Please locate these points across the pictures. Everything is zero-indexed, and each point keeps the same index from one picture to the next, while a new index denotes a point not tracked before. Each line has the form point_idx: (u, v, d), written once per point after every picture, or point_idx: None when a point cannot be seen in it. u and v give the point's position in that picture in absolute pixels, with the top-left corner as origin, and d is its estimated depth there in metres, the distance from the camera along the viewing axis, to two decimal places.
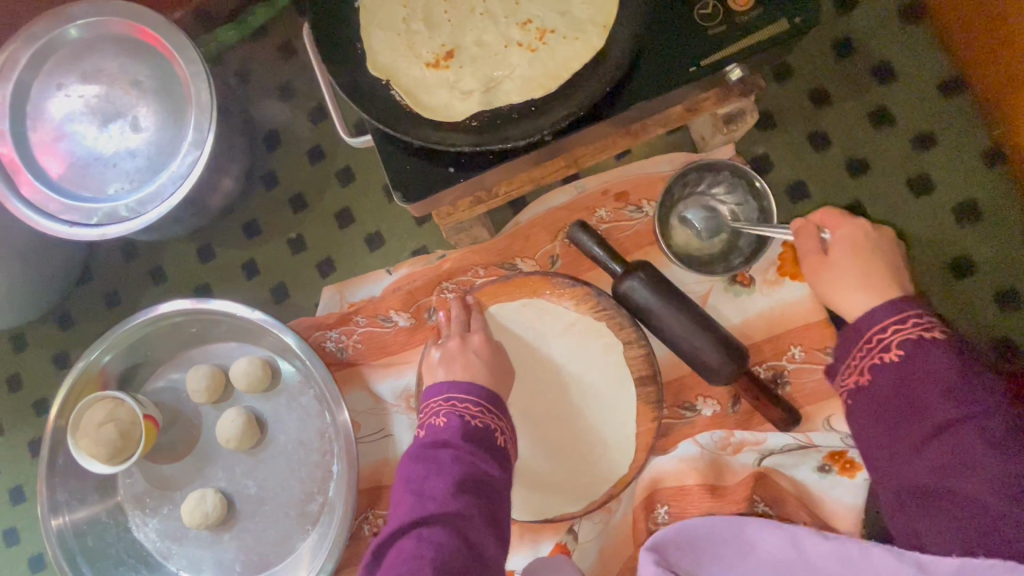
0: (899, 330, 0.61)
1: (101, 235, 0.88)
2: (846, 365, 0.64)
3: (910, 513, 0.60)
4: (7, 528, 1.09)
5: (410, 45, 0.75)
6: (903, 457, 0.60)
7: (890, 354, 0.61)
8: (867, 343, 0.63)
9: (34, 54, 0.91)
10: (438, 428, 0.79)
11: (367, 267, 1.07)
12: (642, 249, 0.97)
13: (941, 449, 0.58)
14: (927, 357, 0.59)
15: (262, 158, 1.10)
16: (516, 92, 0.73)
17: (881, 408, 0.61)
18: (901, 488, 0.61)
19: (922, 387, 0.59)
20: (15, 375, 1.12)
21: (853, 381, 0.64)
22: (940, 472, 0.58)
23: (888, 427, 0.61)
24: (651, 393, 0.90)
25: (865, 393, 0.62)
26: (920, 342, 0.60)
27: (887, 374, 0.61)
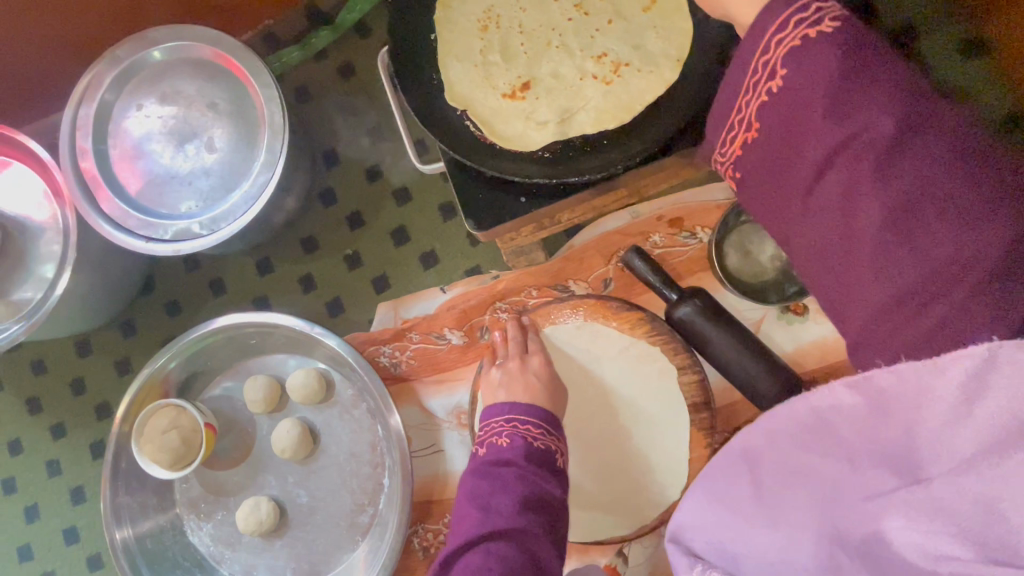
0: (779, 43, 0.48)
1: (176, 250, 0.91)
2: (734, 113, 0.54)
3: (821, 279, 0.52)
4: (68, 527, 1.13)
5: (486, 77, 0.79)
6: (801, 211, 0.51)
7: (772, 85, 0.49)
8: (753, 75, 0.50)
9: (117, 75, 0.96)
10: (501, 448, 0.82)
11: (421, 284, 1.10)
12: (696, 274, 0.97)
13: (831, 190, 0.47)
14: (808, 75, 0.47)
15: (322, 175, 1.14)
16: (589, 123, 0.76)
17: (768, 161, 0.52)
18: (807, 250, 0.52)
19: (810, 117, 0.47)
20: (79, 379, 1.16)
21: (738, 143, 0.55)
22: (838, 216, 0.48)
23: (785, 182, 0.52)
24: (705, 420, 0.91)
25: (754, 142, 0.53)
26: (809, 50, 0.46)
27: (771, 112, 0.50)
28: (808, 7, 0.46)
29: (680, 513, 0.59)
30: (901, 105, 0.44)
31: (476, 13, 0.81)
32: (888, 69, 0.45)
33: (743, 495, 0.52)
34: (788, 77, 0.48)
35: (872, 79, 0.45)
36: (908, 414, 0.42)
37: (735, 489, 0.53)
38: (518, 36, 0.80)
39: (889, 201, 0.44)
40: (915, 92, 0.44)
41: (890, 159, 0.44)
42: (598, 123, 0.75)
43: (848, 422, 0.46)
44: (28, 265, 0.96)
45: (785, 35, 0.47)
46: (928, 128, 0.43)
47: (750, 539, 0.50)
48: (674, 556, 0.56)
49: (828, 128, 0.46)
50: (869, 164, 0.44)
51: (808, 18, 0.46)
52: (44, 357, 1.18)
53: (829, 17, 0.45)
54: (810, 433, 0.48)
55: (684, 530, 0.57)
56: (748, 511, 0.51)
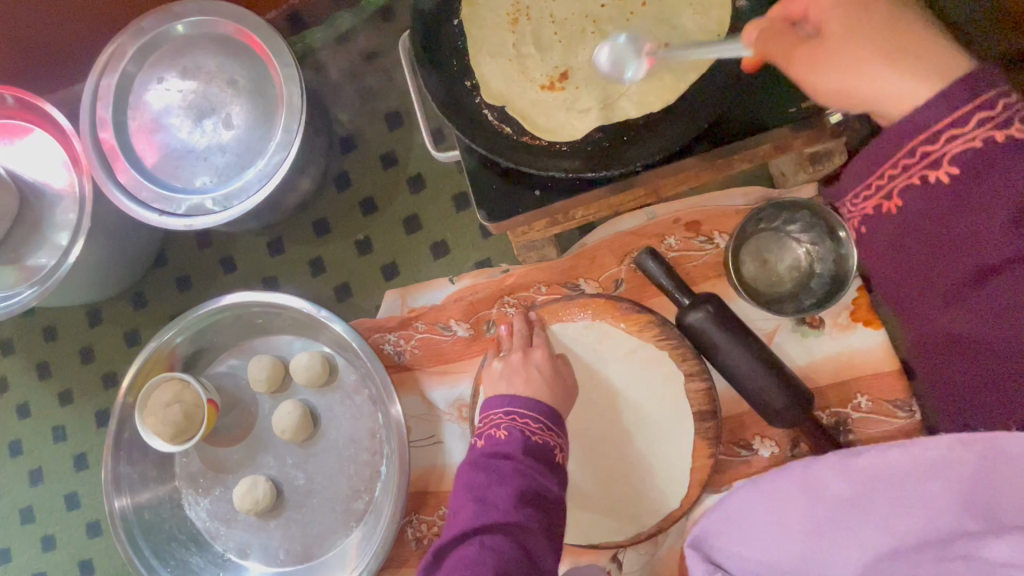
0: (960, 141, 0.47)
1: (187, 225, 0.91)
2: (869, 186, 0.53)
3: (941, 347, 0.59)
4: (70, 492, 1.14)
5: (522, 69, 0.78)
6: (937, 295, 0.54)
7: (937, 176, 0.50)
8: (915, 159, 0.50)
9: (140, 47, 0.96)
10: (498, 441, 0.80)
11: (431, 275, 1.09)
12: (709, 281, 0.95)
13: (995, 290, 0.51)
14: (983, 181, 0.48)
15: (338, 159, 1.14)
16: (634, 108, 0.74)
17: (908, 241, 0.53)
18: (937, 325, 0.57)
19: (974, 217, 0.49)
20: (88, 348, 1.18)
21: (871, 206, 0.54)
22: (992, 309, 0.52)
23: (924, 266, 0.53)
24: (710, 429, 0.89)
25: (893, 221, 0.54)
26: (988, 159, 0.47)
27: (928, 200, 0.51)
28: (992, 106, 0.46)
29: (702, 522, 0.74)
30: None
31: (505, 6, 0.80)
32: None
33: (788, 503, 0.70)
34: (960, 172, 0.49)
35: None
36: (1008, 476, 0.56)
37: (773, 507, 0.70)
38: (550, 24, 0.79)
39: None
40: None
41: None
42: (622, 116, 0.74)
43: (930, 477, 0.62)
44: (44, 232, 0.97)
45: (962, 131, 0.47)
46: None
47: (760, 551, 0.68)
48: (693, 559, 0.70)
49: (1005, 237, 0.49)
50: None
51: (992, 120, 0.46)
52: (56, 324, 1.19)
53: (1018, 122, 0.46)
54: (880, 486, 0.66)
55: (706, 537, 0.73)
56: (788, 520, 0.69)
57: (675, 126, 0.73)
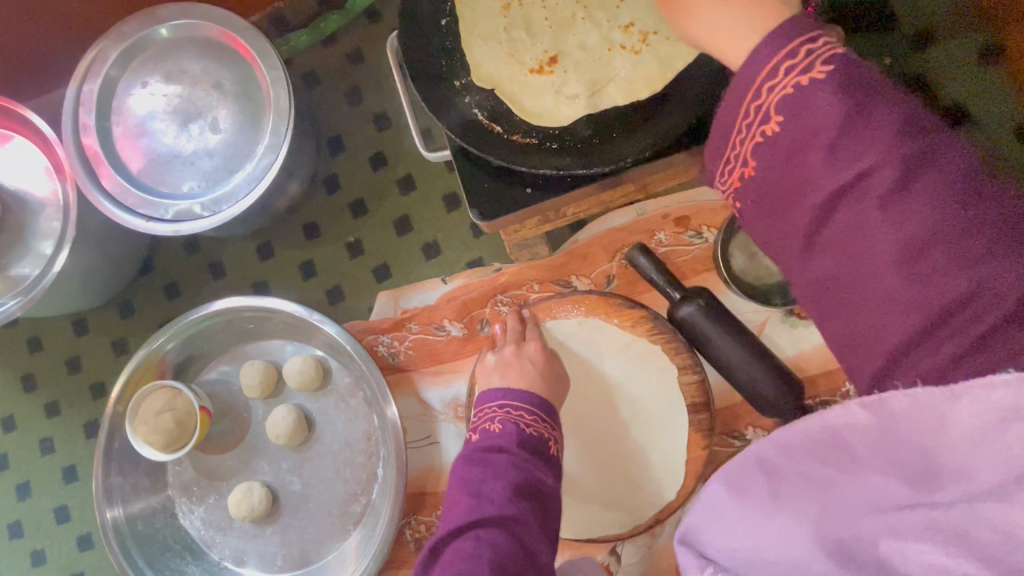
0: (776, 88, 0.45)
1: (176, 231, 0.90)
2: (727, 162, 0.52)
3: (831, 302, 0.48)
4: (59, 505, 1.12)
5: (512, 53, 0.79)
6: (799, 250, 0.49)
7: (771, 125, 0.47)
8: (747, 121, 0.48)
9: (122, 52, 0.95)
10: (493, 434, 0.81)
11: (423, 275, 1.09)
12: (699, 275, 0.97)
13: (831, 231, 0.46)
14: (808, 115, 0.44)
15: (326, 161, 1.13)
16: (621, 95, 0.75)
17: (766, 202, 0.50)
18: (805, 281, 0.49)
19: (806, 160, 0.45)
20: (75, 358, 1.16)
21: (735, 177, 0.52)
22: (839, 255, 0.46)
23: (782, 215, 0.49)
24: (704, 421, 0.90)
25: (749, 183, 0.51)
26: (806, 96, 0.44)
27: (768, 152, 0.48)
28: (797, 53, 0.44)
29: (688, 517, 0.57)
30: (903, 143, 0.42)
31: None
32: (884, 105, 0.43)
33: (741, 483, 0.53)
34: (785, 120, 0.46)
35: (875, 116, 0.42)
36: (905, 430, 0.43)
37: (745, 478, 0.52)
38: (541, 10, 0.80)
39: (883, 244, 0.43)
40: (918, 122, 0.42)
41: (878, 211, 0.42)
42: (609, 103, 0.75)
43: (860, 437, 0.45)
44: (27, 241, 0.95)
45: (777, 81, 0.45)
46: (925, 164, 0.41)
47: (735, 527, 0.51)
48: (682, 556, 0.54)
49: (830, 172, 0.44)
50: (872, 200, 0.42)
51: (797, 64, 0.44)
52: (41, 335, 1.17)
53: (822, 61, 0.43)
54: (842, 442, 0.46)
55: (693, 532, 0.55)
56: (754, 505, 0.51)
57: (663, 121, 0.74)
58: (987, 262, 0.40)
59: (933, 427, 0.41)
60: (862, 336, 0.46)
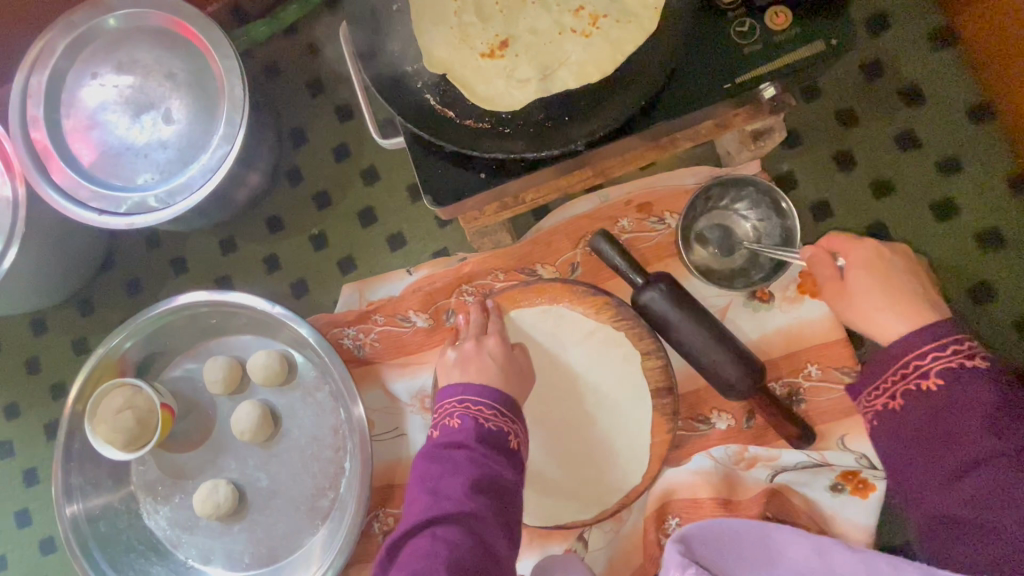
0: (938, 357, 0.63)
1: (129, 225, 0.89)
2: (871, 390, 0.68)
3: (942, 537, 0.61)
4: (20, 509, 1.10)
5: (463, 37, 0.78)
6: (932, 486, 0.62)
7: (925, 381, 0.64)
8: (900, 369, 0.65)
9: (70, 42, 0.92)
10: (452, 430, 0.80)
11: (388, 267, 1.08)
12: (663, 260, 0.97)
13: (972, 483, 0.59)
14: (970, 392, 0.61)
15: (289, 153, 1.12)
16: (572, 79, 0.75)
17: (910, 432, 0.64)
18: (930, 515, 0.62)
19: (962, 419, 0.61)
20: (34, 358, 1.13)
21: (879, 403, 0.67)
22: (972, 504, 0.59)
23: (926, 455, 0.63)
24: (667, 405, 0.91)
25: (892, 414, 0.66)
26: (957, 373, 0.62)
27: (919, 403, 0.64)
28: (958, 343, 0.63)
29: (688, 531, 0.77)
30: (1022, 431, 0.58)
31: None
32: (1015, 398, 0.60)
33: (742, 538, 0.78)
34: (942, 381, 0.63)
35: (980, 390, 0.61)
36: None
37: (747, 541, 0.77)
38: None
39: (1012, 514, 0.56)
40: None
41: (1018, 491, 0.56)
42: (561, 86, 0.75)
43: None
44: None
45: (941, 352, 0.63)
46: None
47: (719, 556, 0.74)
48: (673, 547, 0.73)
49: (981, 439, 0.59)
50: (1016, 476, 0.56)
51: (938, 346, 0.64)
52: None
53: (966, 355, 0.63)
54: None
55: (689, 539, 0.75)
56: (747, 549, 0.76)
57: (615, 103, 0.73)
58: None
59: None
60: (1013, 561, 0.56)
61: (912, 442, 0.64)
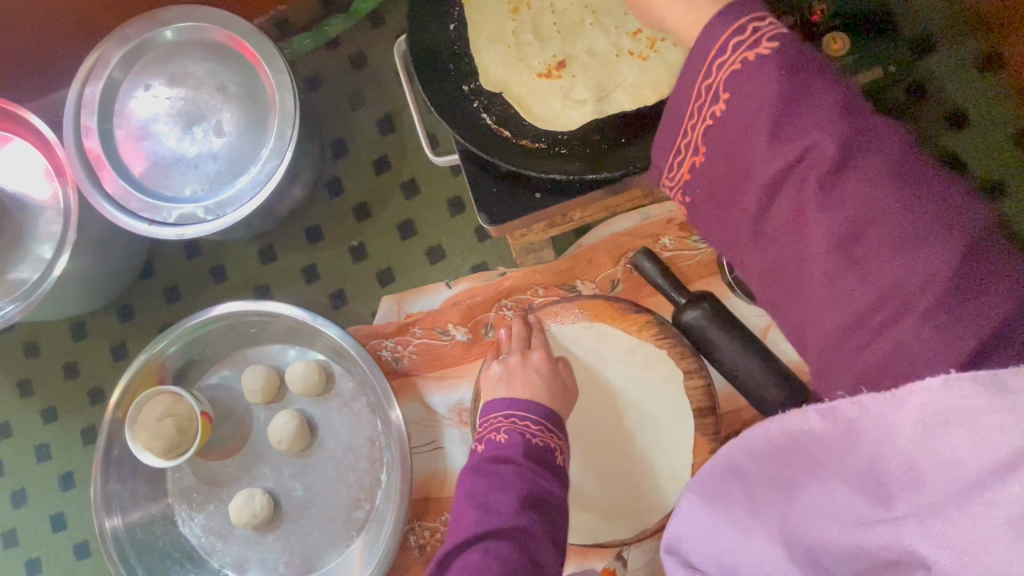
0: (717, 68, 0.47)
1: (180, 235, 0.89)
2: (671, 161, 0.55)
3: (781, 301, 0.50)
4: (56, 513, 1.11)
5: (520, 56, 0.79)
6: (754, 237, 0.50)
7: (716, 107, 0.48)
8: (693, 106, 0.50)
9: (125, 54, 0.94)
10: (499, 444, 0.80)
11: (427, 279, 1.08)
12: (704, 279, 0.97)
13: (782, 217, 0.47)
14: (748, 98, 0.45)
15: (330, 164, 1.13)
16: (628, 101, 0.76)
17: (715, 183, 0.51)
18: (761, 270, 0.51)
19: (750, 139, 0.46)
20: (73, 363, 1.14)
21: (686, 169, 0.54)
22: (796, 240, 0.47)
23: (732, 210, 0.51)
24: (710, 425, 0.90)
25: (698, 170, 0.52)
26: (747, 72, 0.45)
27: (714, 137, 0.49)
28: (745, 29, 0.45)
29: (674, 521, 0.58)
30: (845, 125, 0.43)
31: None
32: (820, 90, 0.43)
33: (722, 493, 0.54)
34: (726, 102, 0.47)
35: (797, 85, 0.44)
36: (885, 444, 0.42)
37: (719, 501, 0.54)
38: (550, 15, 0.80)
39: (835, 239, 0.44)
40: (862, 107, 0.43)
41: (829, 207, 0.44)
42: (617, 108, 0.76)
43: (827, 445, 0.45)
44: (26, 245, 0.94)
45: (728, 58, 0.46)
46: (872, 135, 0.43)
47: (710, 535, 0.53)
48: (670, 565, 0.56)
49: (765, 158, 0.46)
50: (810, 179, 0.44)
51: (745, 41, 0.45)
52: (38, 339, 1.15)
53: (766, 39, 0.44)
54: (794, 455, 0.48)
55: (681, 541, 0.56)
56: (734, 515, 0.53)
57: None
58: (903, 254, 0.42)
59: (883, 426, 0.42)
60: (862, 325, 0.44)
61: (726, 202, 0.51)
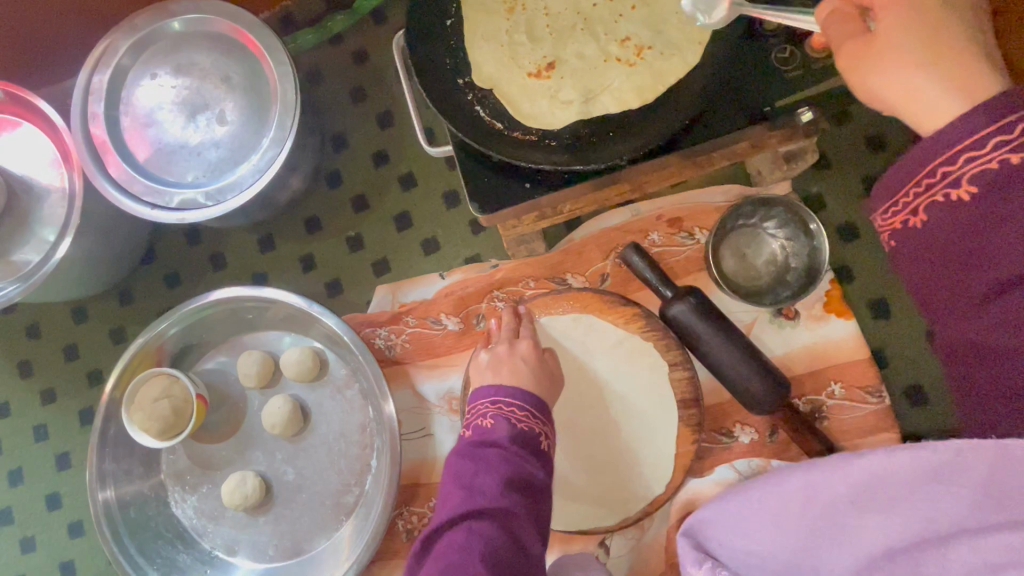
0: (978, 157, 0.48)
1: (180, 219, 0.92)
2: (886, 205, 0.55)
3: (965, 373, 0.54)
4: (51, 492, 1.12)
5: (512, 55, 0.82)
6: (960, 313, 0.52)
7: (960, 191, 0.49)
8: (931, 174, 0.50)
9: (133, 43, 0.97)
10: (485, 429, 0.82)
11: (421, 270, 1.11)
12: (692, 275, 0.99)
13: (1005, 309, 0.49)
14: (1014, 196, 0.47)
15: (330, 157, 1.16)
16: (611, 105, 0.78)
17: (928, 249, 0.53)
18: (954, 344, 0.54)
19: (1003, 232, 0.48)
20: (72, 345, 1.17)
21: (897, 221, 0.54)
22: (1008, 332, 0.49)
23: (949, 281, 0.52)
24: (693, 416, 0.92)
25: (914, 233, 0.53)
26: (1014, 175, 0.47)
27: (948, 214, 0.51)
28: (1013, 129, 0.46)
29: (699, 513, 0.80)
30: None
31: None
32: None
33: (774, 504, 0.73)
34: (979, 190, 0.48)
35: None
36: (1013, 481, 0.51)
37: (773, 514, 0.73)
38: (543, 17, 0.83)
39: None
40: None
41: None
42: (600, 110, 0.78)
43: (918, 478, 0.60)
44: (31, 227, 0.97)
45: (982, 153, 0.48)
46: None
47: (744, 538, 0.74)
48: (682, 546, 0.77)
49: (1014, 254, 0.48)
50: None
51: (1009, 141, 0.47)
52: (39, 321, 1.18)
53: None
54: (877, 491, 0.64)
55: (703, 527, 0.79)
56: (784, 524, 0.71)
57: (659, 121, 0.77)
58: None
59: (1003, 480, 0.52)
60: None
61: (932, 271, 0.53)
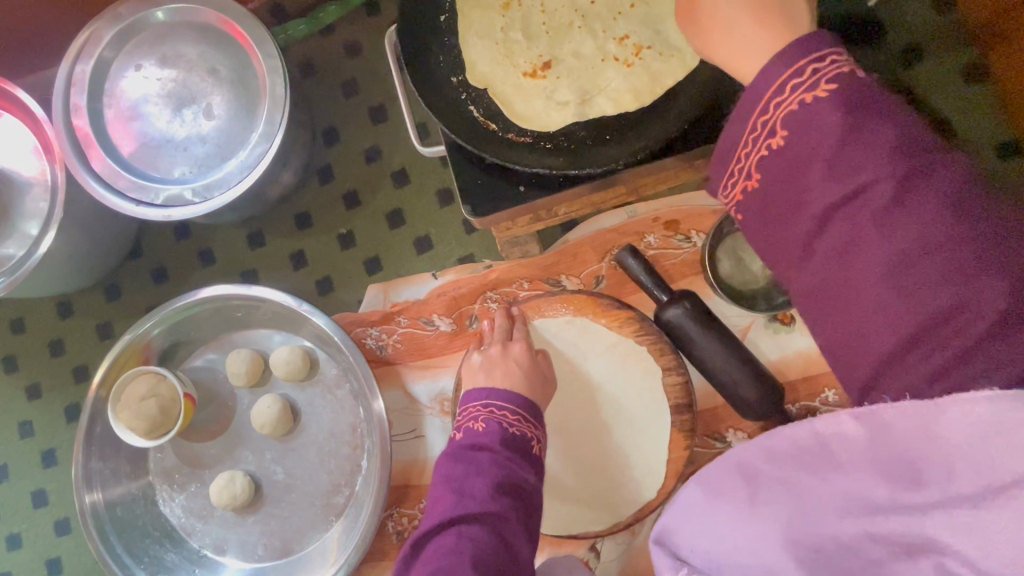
0: (785, 98, 0.45)
1: (166, 216, 0.90)
2: (727, 180, 0.52)
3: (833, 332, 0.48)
4: (38, 489, 1.11)
5: (507, 53, 0.80)
6: (796, 267, 0.49)
7: (777, 139, 0.47)
8: (757, 128, 0.47)
9: (116, 33, 0.94)
10: (476, 433, 0.81)
11: (413, 269, 1.09)
12: (687, 278, 0.98)
13: (829, 247, 0.45)
14: (810, 130, 0.44)
15: (320, 152, 1.13)
16: (609, 106, 0.76)
17: (767, 211, 0.49)
18: (805, 302, 0.49)
19: (812, 171, 0.45)
20: (58, 341, 1.15)
21: (738, 190, 0.51)
22: (831, 269, 0.46)
23: (781, 233, 0.49)
24: (686, 422, 0.92)
25: (753, 196, 0.50)
26: (810, 114, 0.44)
27: (774, 165, 0.47)
28: (803, 71, 0.44)
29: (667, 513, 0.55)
30: (899, 161, 0.42)
31: None
32: (880, 125, 0.43)
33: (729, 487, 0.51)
34: (789, 133, 0.46)
35: (874, 130, 0.43)
36: (905, 444, 0.43)
37: (724, 504, 0.51)
38: (540, 14, 0.81)
39: (895, 268, 0.43)
40: (919, 142, 0.42)
41: (899, 239, 0.42)
42: (598, 112, 0.76)
43: (847, 450, 0.46)
44: (11, 221, 0.94)
45: (786, 96, 0.45)
46: (931, 159, 0.42)
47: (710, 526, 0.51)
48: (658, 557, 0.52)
49: (828, 187, 0.44)
50: (871, 214, 0.43)
51: (804, 82, 0.44)
52: (24, 315, 1.16)
53: (826, 80, 0.44)
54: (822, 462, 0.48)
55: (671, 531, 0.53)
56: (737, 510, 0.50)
57: (656, 124, 0.75)
58: (968, 283, 0.40)
59: (922, 437, 0.43)
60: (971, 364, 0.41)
61: (770, 230, 0.50)
